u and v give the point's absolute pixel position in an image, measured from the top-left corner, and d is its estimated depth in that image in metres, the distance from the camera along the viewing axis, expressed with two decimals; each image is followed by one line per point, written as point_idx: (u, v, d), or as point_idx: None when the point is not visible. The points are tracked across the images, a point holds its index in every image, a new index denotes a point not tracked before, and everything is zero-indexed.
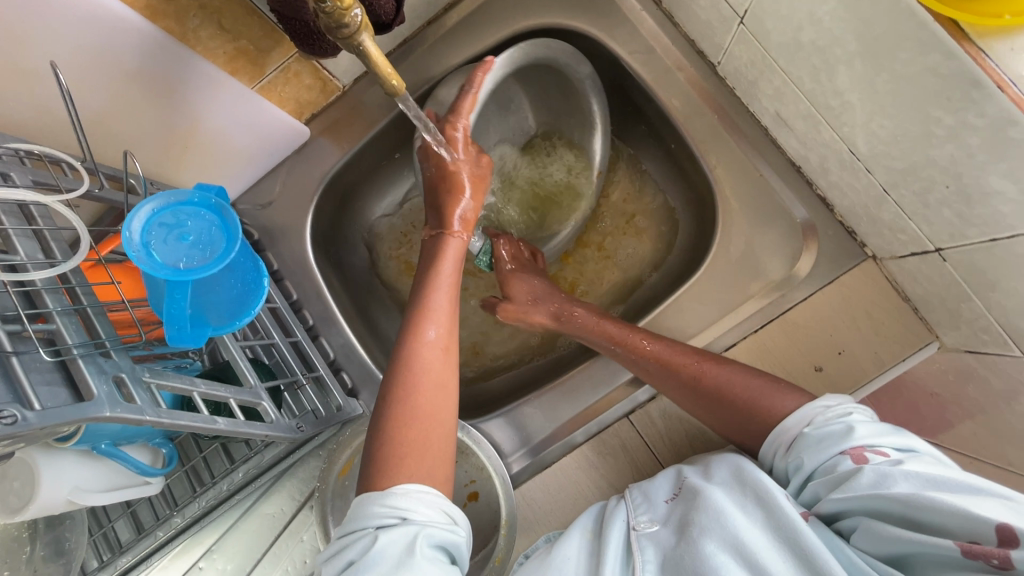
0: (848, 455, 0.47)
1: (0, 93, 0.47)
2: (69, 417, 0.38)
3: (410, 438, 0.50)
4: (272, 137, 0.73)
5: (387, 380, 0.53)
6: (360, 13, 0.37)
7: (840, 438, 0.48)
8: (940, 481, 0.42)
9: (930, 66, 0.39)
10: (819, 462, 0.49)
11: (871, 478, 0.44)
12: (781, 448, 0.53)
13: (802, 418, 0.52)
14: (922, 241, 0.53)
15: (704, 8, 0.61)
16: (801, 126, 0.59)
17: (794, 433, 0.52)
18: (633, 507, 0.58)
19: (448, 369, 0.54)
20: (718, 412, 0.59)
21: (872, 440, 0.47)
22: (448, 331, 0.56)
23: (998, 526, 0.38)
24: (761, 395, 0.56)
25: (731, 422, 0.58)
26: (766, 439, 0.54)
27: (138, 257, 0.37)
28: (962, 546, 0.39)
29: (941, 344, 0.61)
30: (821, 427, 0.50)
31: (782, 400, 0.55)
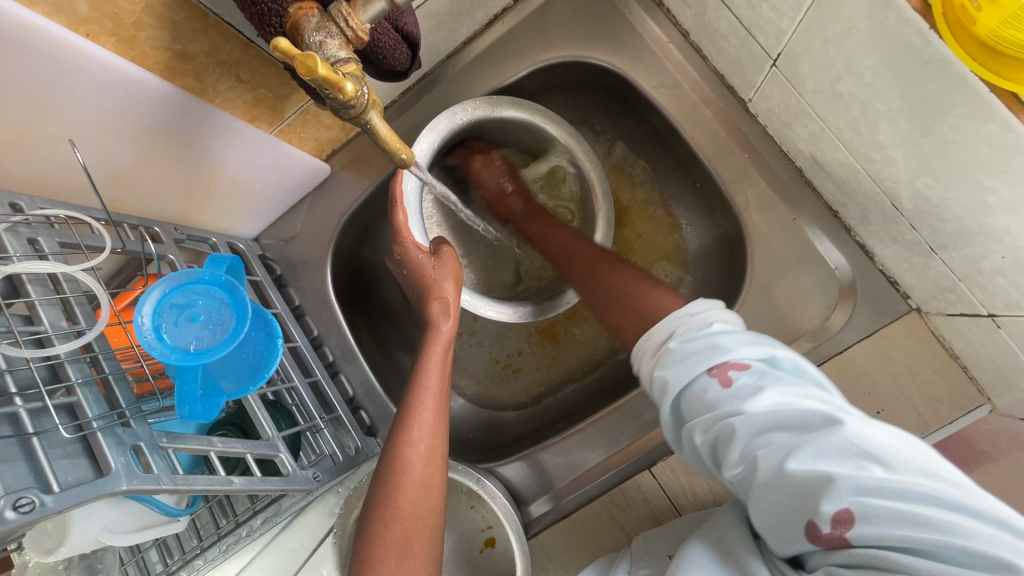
0: (714, 379, 0.46)
1: (29, 160, 0.48)
2: (87, 496, 0.38)
3: (392, 539, 0.50)
4: (293, 175, 0.74)
5: (378, 477, 0.53)
6: (365, 92, 0.37)
7: (704, 360, 0.47)
8: (793, 424, 0.42)
9: (984, 135, 0.36)
10: (691, 386, 0.47)
11: (741, 432, 0.43)
12: (647, 363, 0.52)
13: (671, 330, 0.52)
14: (973, 303, 0.49)
15: (734, 45, 0.58)
16: (838, 172, 0.55)
17: (661, 345, 0.51)
18: (636, 565, 0.56)
19: (433, 467, 0.54)
20: (605, 311, 0.61)
21: (737, 357, 0.46)
22: (433, 427, 0.55)
23: (839, 512, 0.38)
24: (627, 287, 0.60)
25: (614, 318, 0.60)
26: (636, 347, 0.55)
27: (150, 343, 0.37)
28: (807, 529, 0.40)
29: (993, 407, 0.57)
30: (686, 343, 0.49)
31: (657, 299, 0.57)
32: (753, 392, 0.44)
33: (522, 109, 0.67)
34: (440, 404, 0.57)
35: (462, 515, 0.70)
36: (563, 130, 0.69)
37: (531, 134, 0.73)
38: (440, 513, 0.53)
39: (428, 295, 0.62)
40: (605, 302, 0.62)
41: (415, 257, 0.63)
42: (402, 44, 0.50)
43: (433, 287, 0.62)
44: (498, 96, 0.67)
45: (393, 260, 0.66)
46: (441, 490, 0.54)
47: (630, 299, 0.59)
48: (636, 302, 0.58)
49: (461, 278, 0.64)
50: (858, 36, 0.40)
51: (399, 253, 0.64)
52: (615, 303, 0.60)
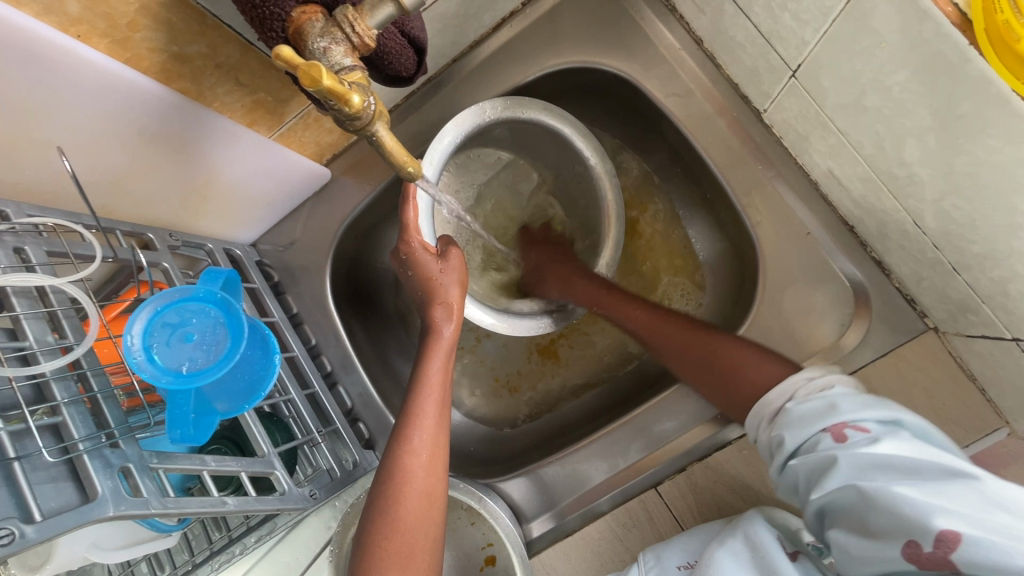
0: (828, 433, 0.46)
1: (17, 165, 0.46)
2: (71, 523, 0.36)
3: (394, 550, 0.48)
4: (292, 179, 0.72)
5: (376, 485, 0.52)
6: (372, 104, 0.35)
7: (820, 415, 0.48)
8: (904, 466, 0.42)
9: (1022, 157, 0.34)
10: (800, 440, 0.48)
11: (845, 465, 0.44)
12: (763, 423, 0.53)
13: (784, 393, 0.52)
14: (996, 326, 0.48)
15: (751, 55, 0.56)
16: (857, 188, 0.54)
17: (776, 405, 0.52)
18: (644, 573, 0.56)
19: (434, 476, 0.52)
20: (705, 380, 0.60)
21: (856, 415, 0.46)
22: (435, 435, 0.53)
23: (943, 532, 0.38)
24: (735, 357, 0.57)
25: (721, 391, 0.59)
26: (750, 413, 0.55)
27: (141, 367, 0.35)
28: (907, 551, 0.40)
29: (1011, 431, 0.54)
30: (803, 402, 0.50)
31: (763, 371, 0.56)
32: (868, 441, 0.44)
33: (560, 118, 0.66)
34: (443, 412, 0.55)
35: (462, 532, 0.68)
36: (579, 134, 0.67)
37: (541, 138, 0.71)
38: (441, 525, 0.52)
39: (432, 300, 0.59)
40: (705, 373, 0.60)
41: (417, 256, 0.59)
42: (408, 48, 0.48)
43: (437, 290, 0.59)
44: (513, 98, 0.64)
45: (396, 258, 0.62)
46: (442, 499, 0.52)
47: (732, 371, 0.58)
48: (743, 371, 0.56)
49: (467, 282, 0.61)
50: (888, 49, 0.38)
51: (403, 253, 0.60)
52: (718, 373, 0.58)
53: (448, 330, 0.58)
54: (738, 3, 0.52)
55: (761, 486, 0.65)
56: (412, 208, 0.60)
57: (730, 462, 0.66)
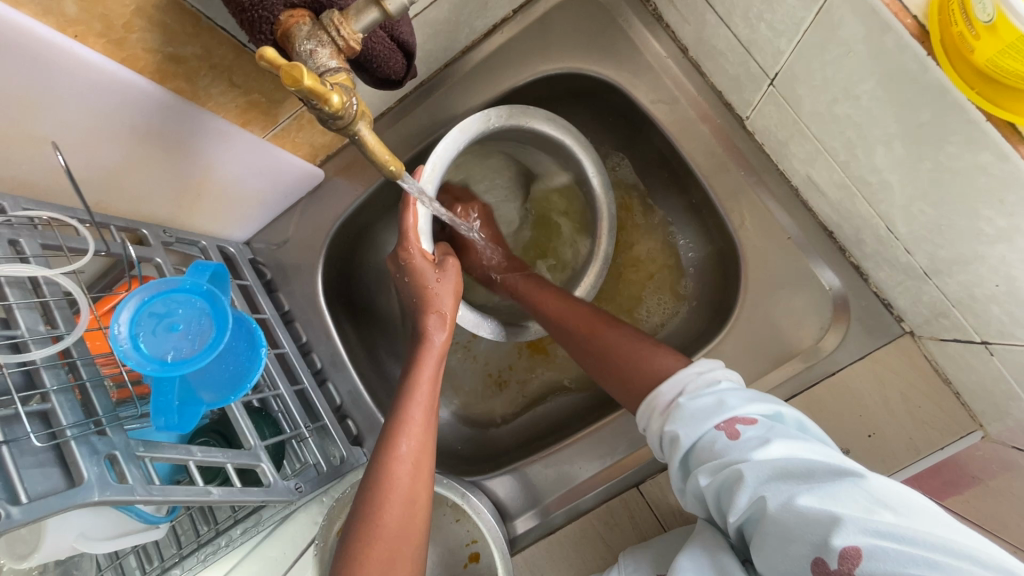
0: (723, 431, 0.48)
1: (14, 160, 0.48)
2: (56, 507, 0.38)
3: (374, 556, 0.49)
4: (285, 179, 0.73)
5: (362, 490, 0.52)
6: (355, 103, 0.36)
7: (714, 413, 0.49)
8: (800, 471, 0.43)
9: (979, 163, 0.35)
10: (697, 438, 0.49)
11: (748, 474, 0.44)
12: (655, 414, 0.54)
13: (676, 386, 0.54)
14: (966, 330, 0.49)
15: (732, 63, 0.57)
16: (833, 194, 0.55)
17: (668, 400, 0.54)
18: None
19: (420, 481, 0.53)
20: (601, 370, 0.62)
21: (744, 411, 0.48)
22: (423, 441, 0.54)
23: (846, 548, 0.39)
24: (632, 351, 0.60)
25: (613, 380, 0.61)
26: (642, 404, 0.56)
27: (126, 354, 0.36)
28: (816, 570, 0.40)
29: (985, 434, 0.56)
30: (694, 397, 0.52)
31: (655, 362, 0.58)
32: (760, 443, 0.45)
33: (558, 127, 0.67)
34: (430, 418, 0.55)
35: (446, 529, 0.69)
36: (578, 141, 0.68)
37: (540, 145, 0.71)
38: (424, 530, 0.52)
39: (425, 307, 0.60)
40: (602, 362, 0.62)
41: (414, 261, 0.60)
42: (396, 53, 0.50)
43: (432, 298, 0.60)
44: (515, 106, 0.65)
45: (393, 259, 0.63)
46: (427, 505, 0.53)
47: (629, 361, 0.59)
48: (640, 364, 0.58)
49: (461, 293, 0.62)
50: (855, 59, 0.40)
51: (403, 258, 0.61)
52: (613, 361, 0.60)
53: (441, 337, 0.59)
54: (719, 13, 0.54)
55: None
56: (411, 214, 0.61)
57: None
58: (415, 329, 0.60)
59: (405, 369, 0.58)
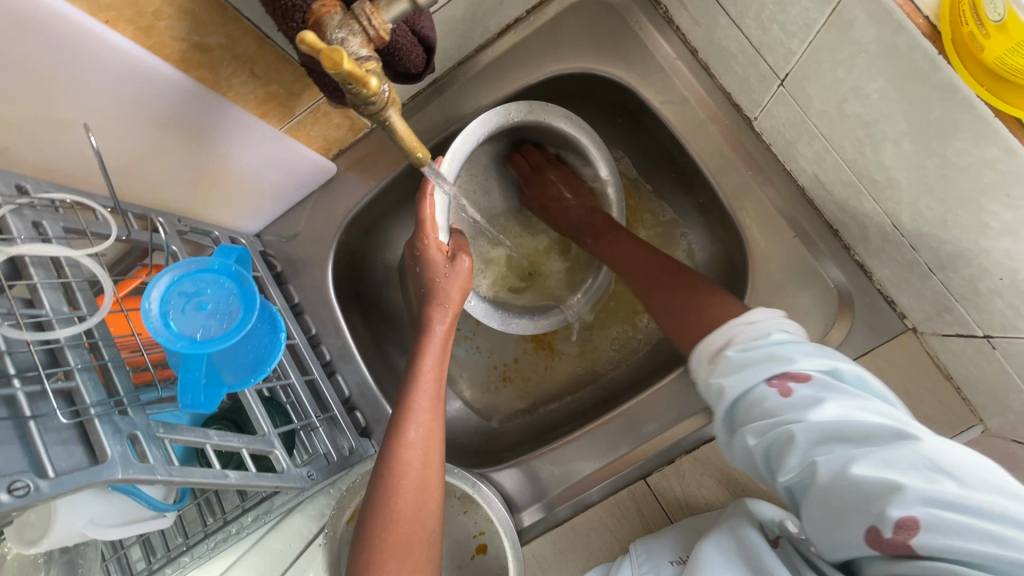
0: (773, 387, 0.46)
1: (38, 143, 0.48)
2: (83, 482, 0.38)
3: (392, 539, 0.49)
4: (299, 172, 0.74)
5: (374, 477, 0.52)
6: (388, 90, 0.38)
7: (765, 366, 0.47)
8: (855, 434, 0.42)
9: (986, 159, 0.37)
10: (747, 392, 0.47)
11: (801, 436, 0.43)
12: (701, 364, 0.53)
13: (726, 337, 0.52)
14: (969, 324, 0.50)
15: (742, 64, 0.59)
16: (840, 192, 0.56)
17: (715, 349, 0.52)
18: (637, 567, 0.56)
19: (429, 465, 0.53)
20: (669, 320, 0.60)
21: (798, 366, 0.46)
22: (431, 428, 0.54)
23: (903, 516, 0.38)
24: (693, 299, 0.58)
25: (678, 330, 0.59)
26: (692, 353, 0.54)
27: (157, 330, 0.37)
28: (870, 536, 0.40)
29: (986, 428, 0.57)
30: (743, 349, 0.49)
31: (720, 308, 0.56)
32: (814, 402, 0.44)
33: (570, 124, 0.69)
34: (437, 404, 0.56)
35: (454, 521, 0.69)
36: (590, 136, 0.71)
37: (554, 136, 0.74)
38: (439, 514, 0.53)
39: (432, 301, 0.61)
40: (668, 312, 0.60)
41: (428, 252, 0.61)
42: (418, 48, 0.50)
43: (437, 290, 0.61)
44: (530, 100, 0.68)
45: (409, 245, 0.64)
46: (440, 489, 0.53)
47: (695, 310, 0.57)
48: (697, 309, 0.57)
49: (470, 288, 0.63)
50: (866, 59, 0.41)
51: (417, 248, 0.62)
52: (679, 310, 0.59)
53: (443, 329, 0.60)
54: (731, 15, 0.55)
55: (746, 479, 0.67)
56: (429, 205, 0.61)
57: (717, 455, 0.68)
58: (418, 320, 0.61)
59: (410, 359, 0.58)
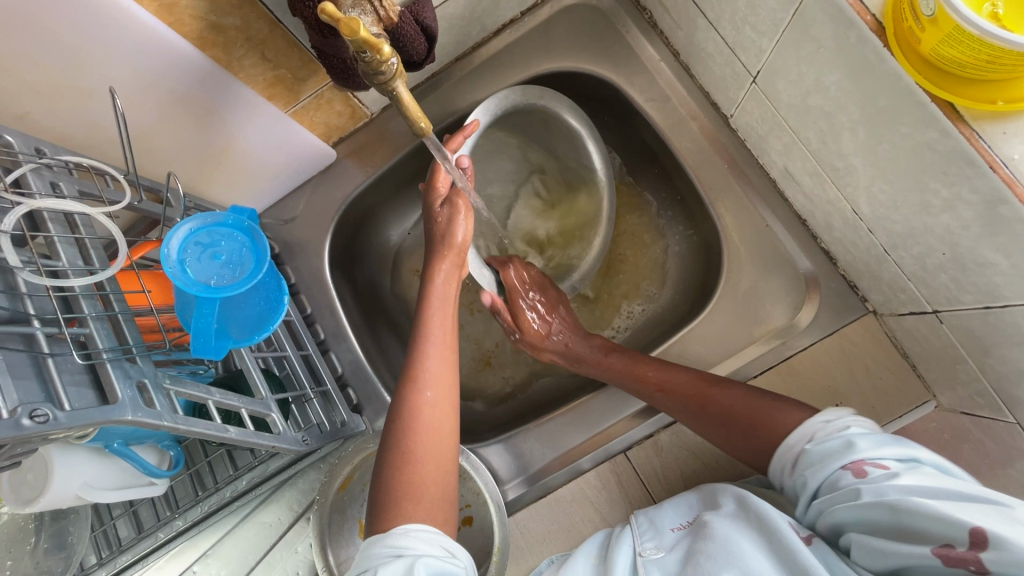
0: (848, 469, 0.47)
1: (57, 109, 0.51)
2: (95, 419, 0.40)
3: (410, 483, 0.52)
4: (302, 158, 0.77)
5: (389, 427, 0.56)
6: (396, 62, 0.42)
7: (841, 453, 0.48)
8: (924, 487, 0.44)
9: (927, 141, 0.42)
10: (822, 476, 0.49)
11: (869, 498, 0.45)
12: (785, 468, 0.53)
13: (804, 435, 0.53)
14: (920, 301, 0.55)
15: (719, 64, 0.64)
16: (807, 182, 0.61)
17: (796, 452, 0.52)
18: (639, 534, 0.59)
19: (445, 414, 0.57)
20: (732, 438, 0.59)
21: (873, 453, 0.47)
22: (442, 383, 0.58)
23: (972, 533, 0.40)
24: (754, 412, 0.58)
25: (740, 442, 0.58)
26: (774, 457, 0.54)
27: (175, 272, 0.44)
28: (940, 554, 0.42)
29: (938, 403, 0.62)
30: (821, 442, 0.50)
31: (783, 418, 0.56)
32: (888, 476, 0.45)
33: (578, 118, 0.75)
34: (448, 356, 0.60)
35: None
36: (592, 131, 0.76)
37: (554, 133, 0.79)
38: (454, 460, 0.56)
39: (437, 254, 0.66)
40: (728, 427, 0.59)
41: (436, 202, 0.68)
42: (420, 35, 0.54)
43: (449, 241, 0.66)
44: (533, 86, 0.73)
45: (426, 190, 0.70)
46: (454, 434, 0.57)
47: (756, 425, 0.57)
48: (764, 426, 0.56)
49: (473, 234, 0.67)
50: (824, 54, 0.46)
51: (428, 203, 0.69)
52: (739, 426, 0.58)
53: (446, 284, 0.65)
54: (709, 17, 0.60)
55: (720, 455, 0.69)
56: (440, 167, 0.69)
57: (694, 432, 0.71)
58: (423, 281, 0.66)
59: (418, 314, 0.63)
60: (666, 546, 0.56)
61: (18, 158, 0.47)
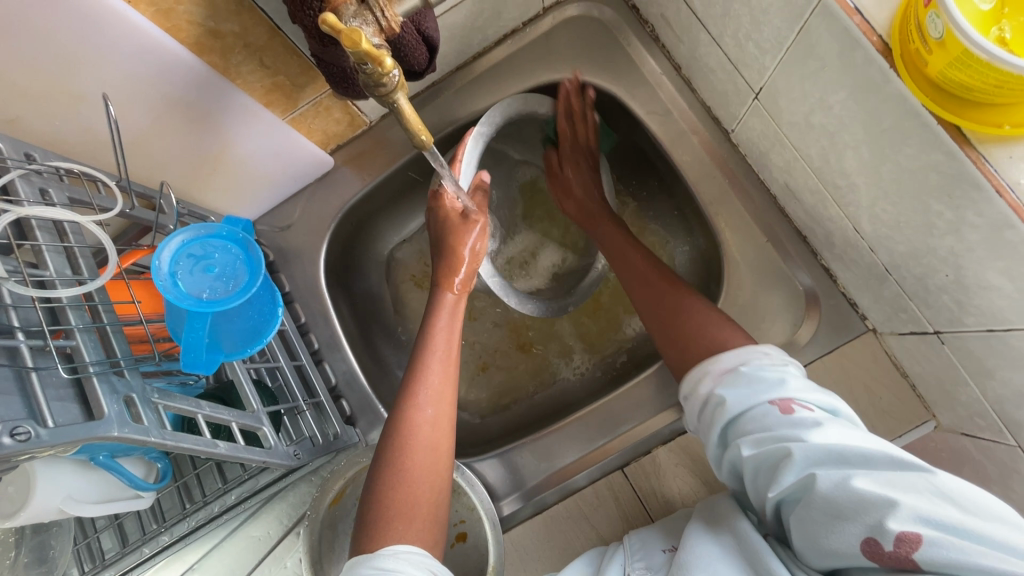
0: (777, 406, 0.48)
1: (50, 114, 0.50)
2: (79, 435, 0.39)
3: (402, 502, 0.52)
4: (299, 165, 0.76)
5: (384, 442, 0.56)
6: (397, 75, 0.42)
7: (773, 392, 0.50)
8: (856, 457, 0.43)
9: (932, 163, 0.42)
10: (750, 413, 0.50)
11: (801, 460, 0.44)
12: (709, 376, 0.55)
13: (740, 357, 0.55)
14: (921, 321, 0.55)
15: (721, 79, 0.64)
16: (808, 199, 0.61)
17: (727, 367, 0.55)
18: (631, 554, 0.57)
19: (440, 432, 0.56)
20: (665, 329, 0.63)
21: (802, 397, 0.49)
22: (442, 395, 0.58)
23: (905, 531, 0.39)
24: (705, 322, 0.61)
25: (670, 337, 0.62)
26: (696, 365, 0.57)
27: (166, 286, 0.43)
28: (867, 546, 0.41)
29: (937, 424, 0.61)
30: (759, 371, 0.52)
31: (724, 334, 0.59)
32: (815, 426, 0.46)
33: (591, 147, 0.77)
34: (449, 371, 0.60)
35: None
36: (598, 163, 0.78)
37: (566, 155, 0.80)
38: (449, 475, 0.55)
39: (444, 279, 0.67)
40: (667, 320, 0.63)
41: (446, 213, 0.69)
42: (422, 45, 0.54)
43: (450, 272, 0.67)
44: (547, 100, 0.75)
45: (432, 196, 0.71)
46: (449, 452, 0.56)
47: (697, 330, 0.60)
48: (706, 336, 0.59)
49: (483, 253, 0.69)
50: (829, 73, 0.46)
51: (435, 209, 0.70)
52: (679, 323, 0.62)
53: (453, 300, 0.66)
54: (712, 33, 0.60)
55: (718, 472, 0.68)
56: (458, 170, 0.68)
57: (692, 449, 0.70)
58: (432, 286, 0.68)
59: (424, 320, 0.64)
60: (657, 567, 0.55)
61: (7, 164, 0.46)
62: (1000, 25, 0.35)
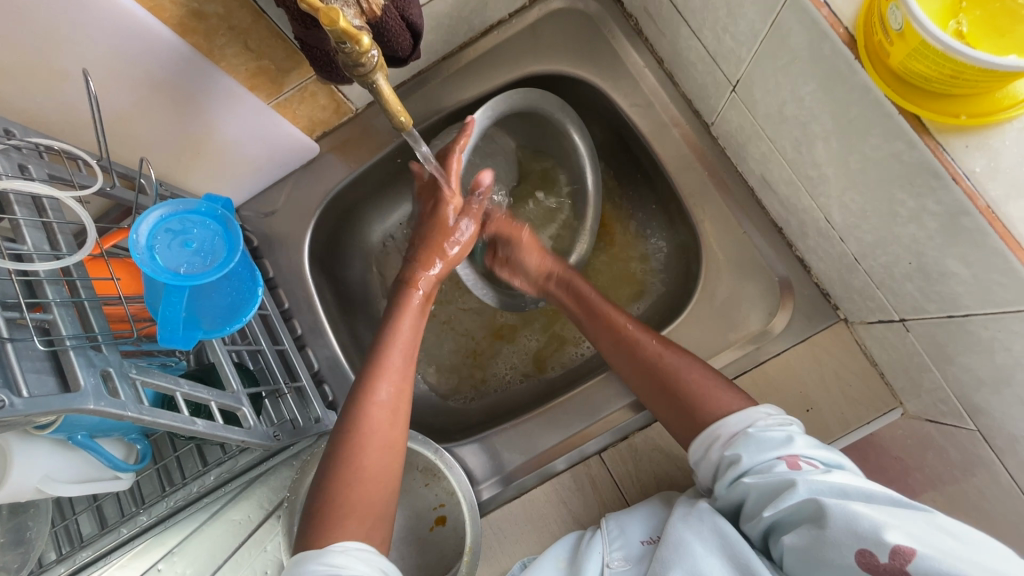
0: (783, 460, 0.50)
1: (31, 90, 0.50)
2: (56, 407, 0.39)
3: (352, 499, 0.53)
4: (284, 152, 0.76)
5: (337, 437, 0.56)
6: (376, 55, 0.42)
7: (780, 445, 0.51)
8: (856, 492, 0.46)
9: (895, 152, 0.43)
10: (757, 462, 0.51)
11: (803, 490, 0.47)
12: (713, 444, 0.55)
13: (747, 419, 0.55)
14: (888, 309, 0.57)
15: (701, 73, 0.65)
16: (783, 190, 0.63)
17: (732, 433, 0.54)
18: (609, 539, 0.59)
19: (394, 428, 0.57)
20: (664, 401, 0.61)
21: (809, 453, 0.50)
22: (399, 385, 0.59)
23: (898, 545, 0.41)
24: (701, 388, 0.59)
25: (674, 410, 0.60)
26: (700, 436, 0.56)
27: (144, 259, 0.43)
28: (862, 559, 0.43)
29: (904, 411, 0.63)
30: (766, 429, 0.53)
31: (723, 400, 0.57)
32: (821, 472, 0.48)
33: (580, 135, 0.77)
34: (408, 367, 0.61)
35: (416, 493, 0.71)
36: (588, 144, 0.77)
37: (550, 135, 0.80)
38: (399, 474, 0.57)
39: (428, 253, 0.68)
40: (666, 392, 0.61)
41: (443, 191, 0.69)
42: (405, 31, 0.54)
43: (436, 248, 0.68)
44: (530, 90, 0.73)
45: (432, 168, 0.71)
46: (401, 452, 0.57)
47: (696, 399, 0.58)
48: (705, 400, 0.58)
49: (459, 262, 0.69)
50: (799, 65, 0.48)
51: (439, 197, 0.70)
52: (677, 395, 0.60)
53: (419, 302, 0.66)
54: (691, 26, 0.61)
55: None
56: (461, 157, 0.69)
57: (669, 434, 0.71)
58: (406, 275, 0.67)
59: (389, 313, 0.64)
60: (634, 559, 0.57)
61: None
62: (959, 18, 0.36)
